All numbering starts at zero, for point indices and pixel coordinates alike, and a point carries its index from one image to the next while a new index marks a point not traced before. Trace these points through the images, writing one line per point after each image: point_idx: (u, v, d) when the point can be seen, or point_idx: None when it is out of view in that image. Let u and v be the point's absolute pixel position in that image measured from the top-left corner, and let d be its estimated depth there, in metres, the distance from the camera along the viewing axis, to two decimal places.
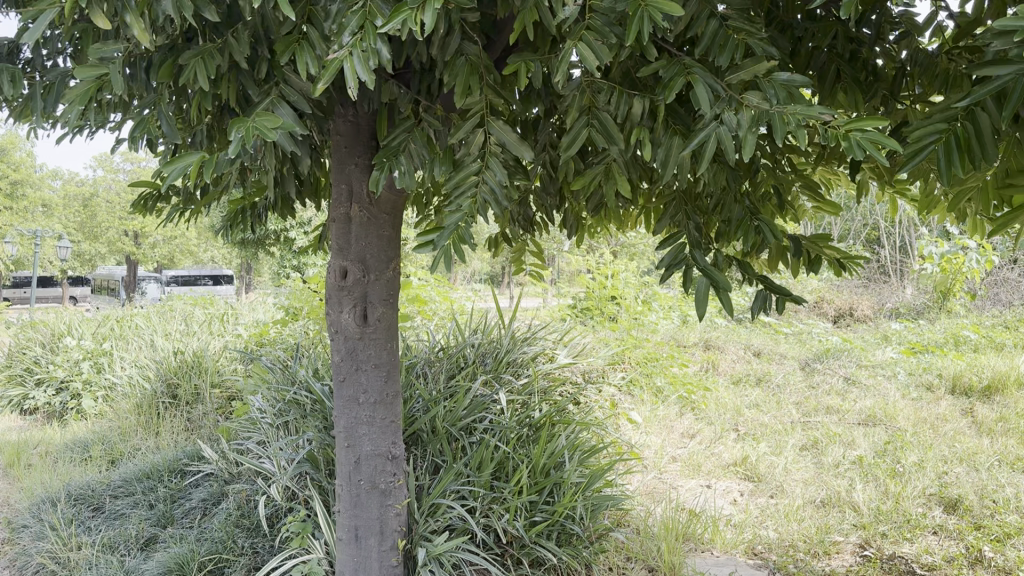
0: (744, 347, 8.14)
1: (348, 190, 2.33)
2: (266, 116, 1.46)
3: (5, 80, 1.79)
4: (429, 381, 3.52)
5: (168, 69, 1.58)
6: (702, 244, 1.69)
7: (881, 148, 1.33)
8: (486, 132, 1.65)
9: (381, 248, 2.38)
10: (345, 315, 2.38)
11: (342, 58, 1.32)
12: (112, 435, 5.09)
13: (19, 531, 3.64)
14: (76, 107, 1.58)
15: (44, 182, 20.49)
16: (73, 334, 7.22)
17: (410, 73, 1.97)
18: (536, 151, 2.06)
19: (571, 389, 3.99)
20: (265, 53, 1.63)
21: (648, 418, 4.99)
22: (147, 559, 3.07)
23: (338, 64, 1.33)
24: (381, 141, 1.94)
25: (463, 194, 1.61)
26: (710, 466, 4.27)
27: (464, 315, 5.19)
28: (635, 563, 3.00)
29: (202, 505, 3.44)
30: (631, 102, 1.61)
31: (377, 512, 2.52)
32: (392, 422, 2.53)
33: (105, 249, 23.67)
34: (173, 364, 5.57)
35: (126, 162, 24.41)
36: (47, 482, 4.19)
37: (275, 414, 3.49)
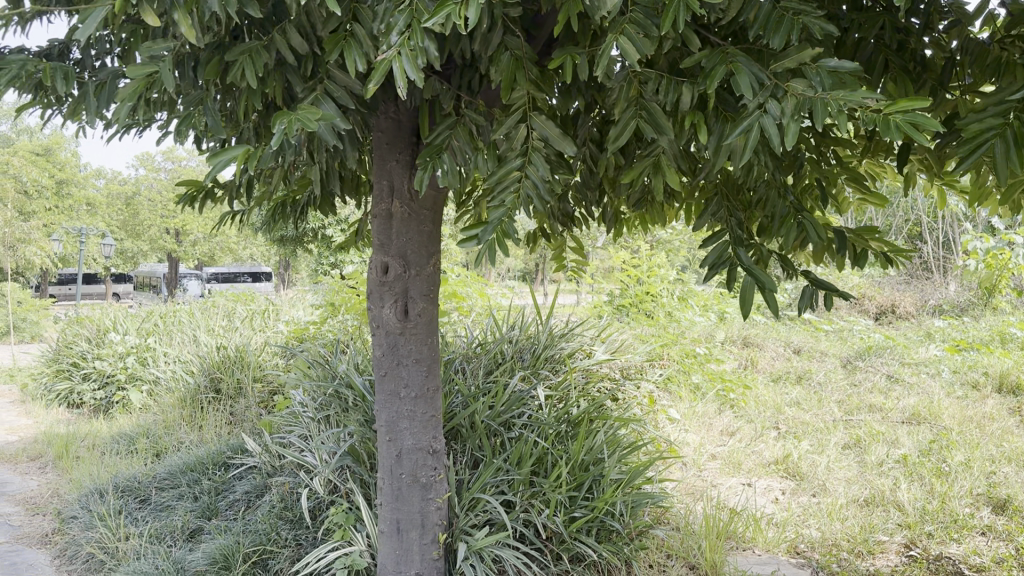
0: (784, 344, 8.05)
1: (389, 186, 2.35)
2: (312, 110, 1.48)
3: (60, 78, 1.84)
4: (467, 377, 3.54)
5: (217, 67, 1.61)
6: (746, 238, 1.68)
7: (920, 136, 1.28)
8: (529, 127, 1.65)
9: (422, 243, 2.40)
10: (386, 310, 2.40)
11: (390, 57, 1.34)
12: (157, 428, 5.20)
13: (68, 522, 3.74)
14: (126, 105, 1.61)
15: (87, 182, 20.98)
16: (118, 329, 7.38)
17: (452, 69, 1.98)
18: (577, 145, 2.06)
19: (609, 386, 3.98)
20: (311, 50, 1.65)
21: (687, 415, 4.96)
22: (192, 551, 3.12)
23: (386, 63, 1.35)
24: (424, 137, 1.95)
25: (506, 188, 1.62)
26: (751, 465, 4.23)
27: (501, 312, 5.19)
28: (676, 560, 2.98)
29: (246, 497, 3.50)
30: (676, 93, 1.60)
31: (419, 506, 2.53)
32: (433, 417, 2.54)
33: (147, 246, 24.14)
34: (216, 358, 5.66)
35: (167, 161, 24.87)
36: (95, 474, 4.29)
37: (317, 408, 3.53)
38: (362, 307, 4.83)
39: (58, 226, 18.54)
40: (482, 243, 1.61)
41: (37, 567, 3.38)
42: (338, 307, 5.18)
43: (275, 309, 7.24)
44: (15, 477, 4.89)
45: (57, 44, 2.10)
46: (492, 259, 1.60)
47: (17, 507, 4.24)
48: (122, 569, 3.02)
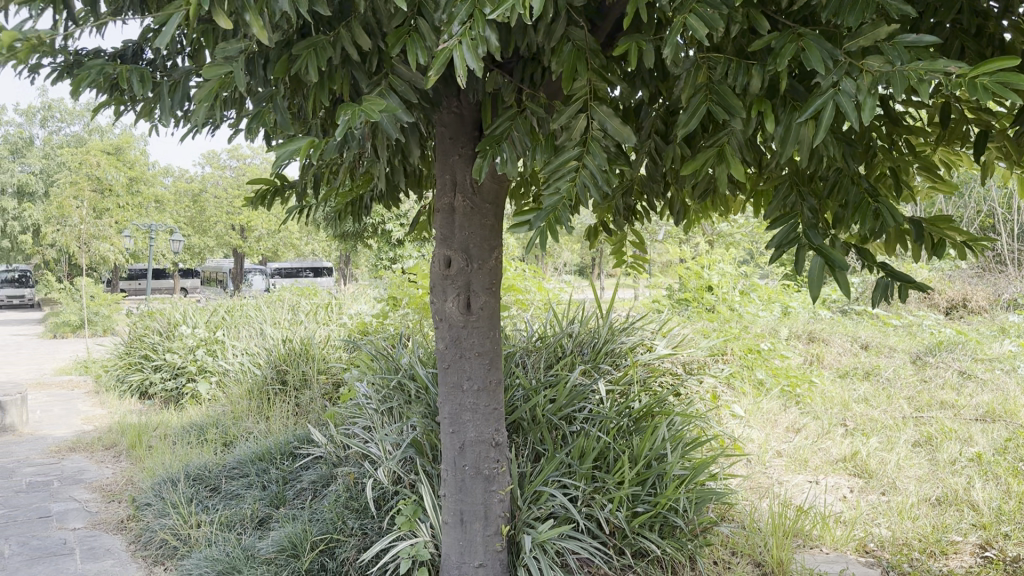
0: (851, 340, 7.88)
1: (452, 181, 2.37)
2: (376, 103, 1.50)
3: (136, 78, 1.89)
4: (528, 370, 3.55)
5: (284, 65, 1.63)
6: (815, 226, 1.64)
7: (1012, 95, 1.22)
8: (590, 118, 1.63)
9: (485, 237, 2.41)
10: (449, 303, 2.42)
11: (451, 47, 1.34)
12: (226, 418, 5.34)
13: (142, 508, 3.86)
14: (201, 105, 1.65)
15: (155, 180, 21.63)
16: (187, 323, 7.59)
17: (515, 61, 1.98)
18: (640, 137, 2.04)
19: (670, 380, 3.94)
20: (376, 46, 1.67)
21: (751, 411, 4.88)
22: (261, 538, 3.21)
23: (447, 52, 1.35)
24: (486, 130, 1.96)
25: (563, 176, 1.60)
26: (818, 462, 4.16)
27: (561, 306, 5.18)
28: (741, 558, 2.95)
29: (312, 487, 3.57)
30: (746, 77, 1.57)
31: (482, 497, 2.55)
32: (496, 409, 2.55)
33: (213, 242, 24.75)
34: (281, 351, 5.79)
35: (232, 159, 25.49)
36: (167, 463, 4.42)
37: (380, 400, 3.58)
38: (423, 301, 4.87)
39: (130, 222, 19.17)
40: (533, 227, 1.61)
41: (114, 552, 3.50)
42: (400, 301, 5.24)
43: (338, 303, 7.34)
44: (92, 465, 5.08)
45: (131, 44, 2.18)
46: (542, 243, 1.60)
47: (95, 494, 4.40)
48: (195, 555, 3.11)
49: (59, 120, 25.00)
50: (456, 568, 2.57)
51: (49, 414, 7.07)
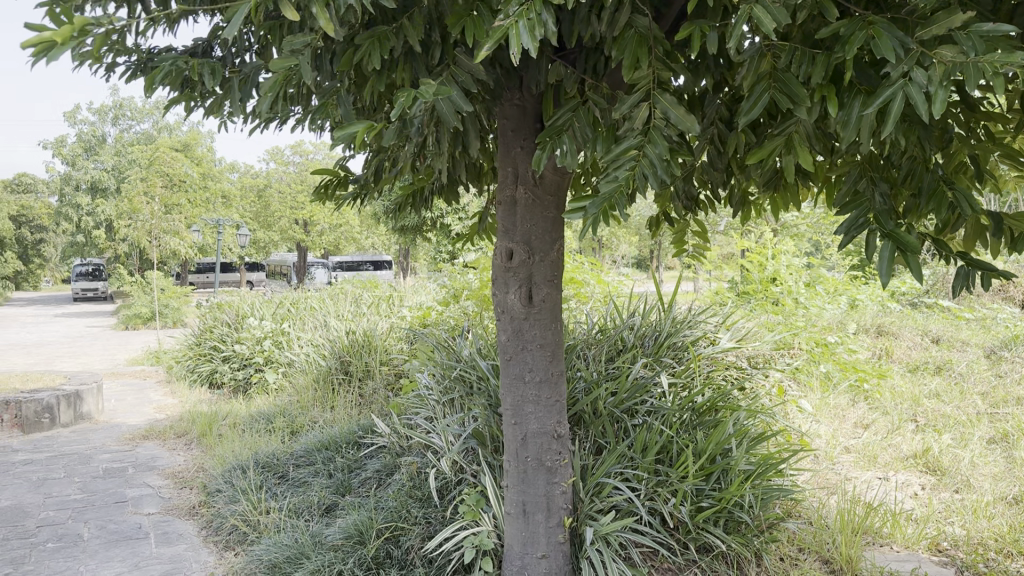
0: (921, 333, 7.67)
1: (513, 172, 2.37)
2: (432, 87, 1.50)
3: (207, 72, 1.94)
4: (589, 363, 3.54)
5: (349, 57, 1.65)
6: (886, 214, 1.59)
7: None
8: (652, 107, 1.60)
9: (546, 229, 2.40)
10: (511, 295, 2.43)
11: (507, 25, 1.33)
12: (292, 408, 5.45)
13: (213, 495, 3.98)
14: (265, 96, 1.67)
15: (222, 176, 22.19)
16: (254, 314, 7.77)
17: (576, 51, 1.97)
18: (704, 126, 2.02)
19: (735, 374, 3.88)
20: (437, 36, 1.68)
21: (818, 405, 4.79)
22: (329, 525, 3.27)
23: (502, 30, 1.34)
24: (547, 121, 1.96)
25: (622, 165, 1.59)
26: (887, 458, 4.06)
27: (622, 298, 5.15)
28: (809, 554, 2.91)
29: (376, 476, 3.63)
30: (813, 64, 1.53)
31: (544, 489, 2.55)
32: (558, 401, 2.54)
33: (278, 237, 25.25)
34: (345, 342, 5.87)
35: (295, 155, 26.02)
36: (237, 451, 4.53)
37: (441, 391, 3.62)
38: (483, 293, 4.88)
39: (198, 218, 19.68)
40: (589, 217, 1.61)
41: (186, 537, 3.61)
42: (460, 293, 5.26)
43: (399, 295, 7.39)
44: (165, 453, 5.25)
45: (201, 42, 2.24)
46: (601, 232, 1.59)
47: (168, 480, 4.55)
48: (265, 541, 3.19)
49: (130, 119, 25.77)
50: (519, 559, 2.58)
51: (123, 402, 7.33)
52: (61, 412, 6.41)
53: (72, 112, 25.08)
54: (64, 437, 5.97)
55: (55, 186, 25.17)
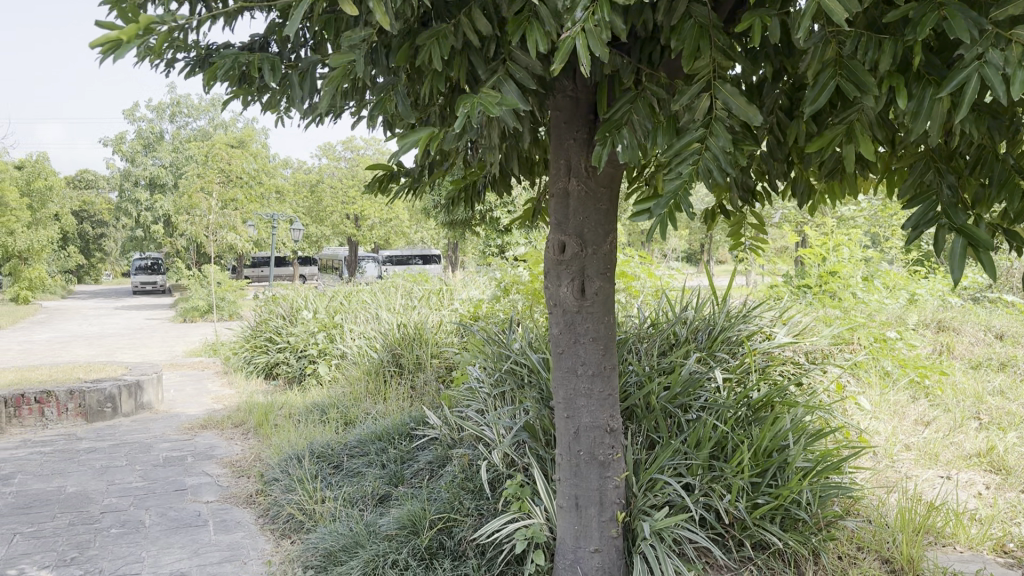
0: (985, 329, 7.45)
1: (566, 165, 2.36)
2: (494, 95, 1.53)
3: (266, 68, 1.96)
4: (642, 357, 3.52)
5: (406, 54, 1.66)
6: (956, 207, 1.55)
7: None
8: (714, 98, 1.58)
9: (600, 221, 2.39)
10: (563, 288, 2.42)
11: (575, 34, 1.32)
12: (346, 400, 5.52)
13: (270, 483, 4.05)
14: (324, 93, 1.68)
15: (276, 172, 22.54)
16: (308, 307, 7.89)
17: (632, 42, 1.95)
18: (763, 115, 1.98)
19: (792, 369, 3.80)
20: (493, 31, 1.68)
21: (877, 402, 4.68)
22: (383, 515, 3.31)
23: (570, 41, 1.35)
24: (603, 113, 1.94)
25: (685, 160, 1.57)
26: (950, 457, 3.95)
27: (674, 292, 5.09)
28: (868, 554, 2.85)
29: (429, 467, 3.66)
30: (879, 51, 1.50)
31: (597, 483, 2.54)
32: (611, 395, 2.53)
33: (330, 231, 25.57)
34: (397, 335, 5.92)
35: (346, 150, 26.32)
36: (292, 440, 4.61)
37: (493, 384, 3.62)
38: (533, 286, 4.87)
39: (254, 213, 20.01)
40: (655, 216, 1.59)
41: (244, 524, 3.68)
42: (510, 287, 5.25)
43: (449, 288, 7.40)
44: (222, 442, 5.36)
45: (258, 38, 2.26)
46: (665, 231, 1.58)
47: (226, 469, 4.65)
48: (321, 529, 3.24)
49: (186, 115, 26.33)
50: (572, 552, 2.58)
51: (182, 393, 7.51)
52: (123, 402, 6.59)
53: (132, 110, 25.66)
54: (126, 426, 6.14)
55: (115, 182, 25.81)
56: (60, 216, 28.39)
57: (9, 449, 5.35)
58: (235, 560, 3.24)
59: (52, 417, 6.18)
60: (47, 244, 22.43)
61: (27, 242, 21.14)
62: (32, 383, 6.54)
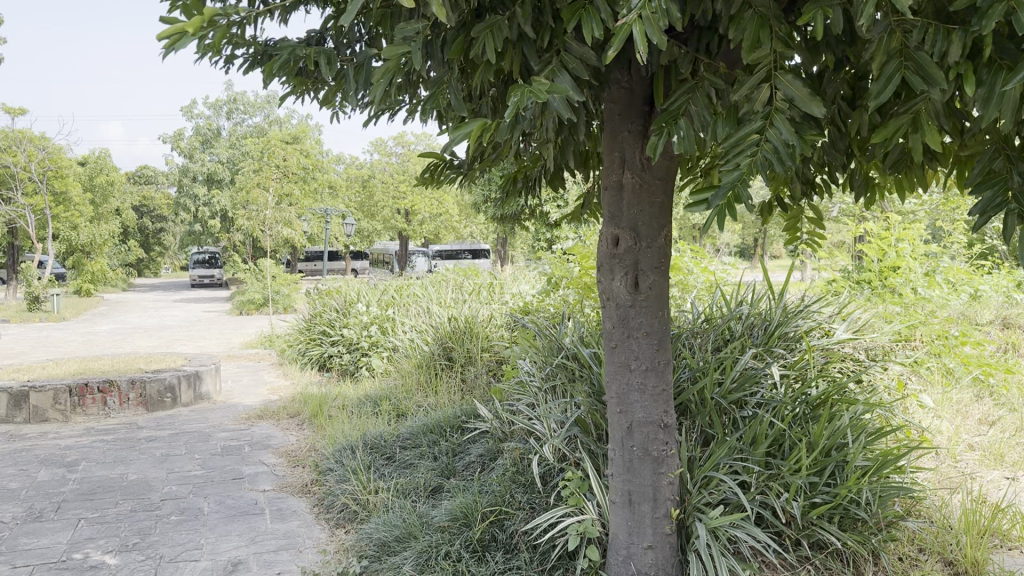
0: None
1: (620, 157, 2.35)
2: (545, 85, 1.51)
3: (323, 63, 1.99)
4: (696, 352, 3.48)
5: (460, 46, 1.67)
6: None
7: None
8: (774, 87, 1.56)
9: (654, 215, 2.36)
10: (617, 282, 2.40)
11: (630, 21, 1.32)
12: (398, 393, 5.58)
13: (325, 473, 4.12)
14: (380, 86, 1.70)
15: (328, 168, 22.81)
16: (361, 301, 7.97)
17: (690, 32, 1.93)
18: (825, 105, 1.94)
19: (852, 367, 3.71)
20: (548, 22, 1.67)
21: (940, 400, 4.56)
22: (435, 507, 3.34)
23: (627, 28, 1.32)
24: (660, 104, 1.93)
25: (744, 151, 1.54)
26: (1016, 458, 3.84)
27: (728, 287, 5.01)
28: (930, 555, 2.79)
29: (480, 460, 3.69)
30: (946, 42, 1.45)
31: (651, 479, 2.52)
32: (665, 390, 2.50)
33: (381, 226, 25.81)
34: (447, 329, 5.95)
35: (398, 145, 26.49)
36: (346, 431, 4.67)
37: (544, 378, 3.61)
38: (583, 281, 4.84)
39: (307, 208, 20.29)
40: (712, 208, 1.58)
41: (300, 513, 3.75)
42: (560, 281, 5.23)
43: (500, 282, 7.40)
44: (279, 432, 5.46)
45: (314, 33, 2.28)
46: (721, 224, 1.57)
47: (282, 459, 4.73)
48: (374, 520, 3.28)
49: (243, 112, 26.83)
50: (624, 548, 2.57)
51: (239, 384, 7.66)
52: (182, 392, 6.75)
53: (190, 107, 26.23)
54: (185, 415, 6.29)
55: (174, 178, 26.41)
56: (121, 211, 29.13)
57: (74, 436, 5.52)
58: (291, 549, 3.30)
59: (114, 405, 6.35)
60: (109, 237, 23.06)
61: (90, 236, 21.74)
62: (95, 373, 6.73)
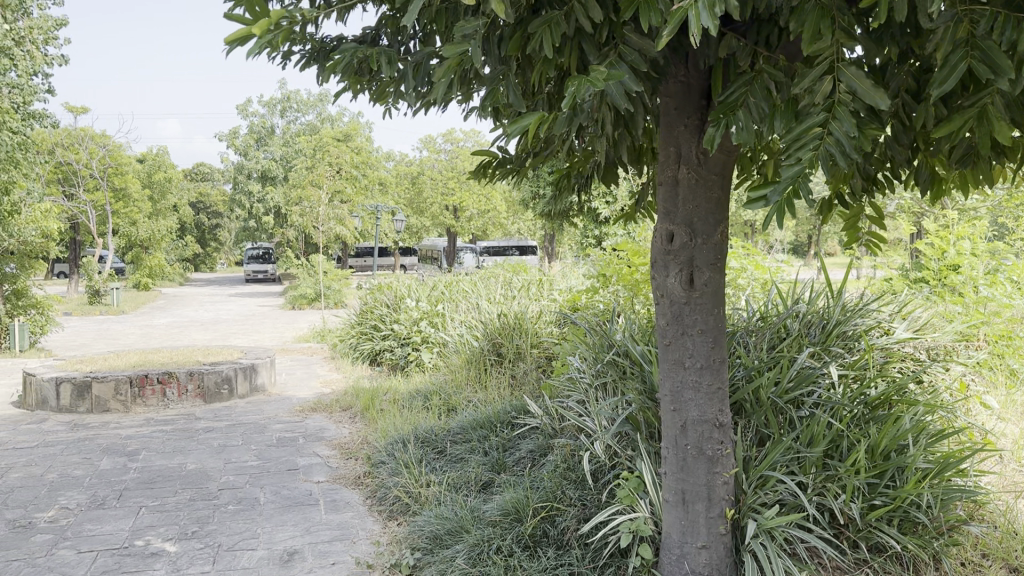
0: None
1: (676, 152, 2.33)
2: (604, 73, 1.52)
3: (382, 61, 2.01)
4: (751, 350, 3.44)
5: (518, 43, 1.67)
6: None
7: None
8: (836, 80, 1.53)
9: (710, 211, 2.34)
10: (671, 279, 2.39)
11: (687, 7, 1.31)
12: (448, 388, 5.61)
13: (377, 466, 4.17)
14: (439, 83, 1.71)
15: (379, 164, 22.99)
16: (411, 296, 8.03)
17: (749, 24, 1.90)
18: (888, 98, 1.90)
19: (912, 366, 3.62)
20: (606, 16, 1.67)
21: (1004, 402, 4.42)
22: (486, 501, 3.36)
23: (683, 11, 1.31)
24: (718, 98, 1.91)
25: (805, 145, 1.52)
26: None
27: (783, 284, 4.94)
28: (994, 561, 2.71)
29: (531, 456, 3.69)
30: (1017, 31, 1.41)
31: (705, 478, 2.49)
32: (721, 388, 2.47)
33: (430, 222, 25.96)
34: (497, 324, 5.96)
35: (447, 142, 26.60)
36: (398, 425, 4.71)
37: (594, 375, 3.59)
38: (634, 277, 4.81)
39: (358, 205, 20.49)
40: (770, 202, 1.57)
41: (353, 505, 3.80)
42: (611, 278, 5.21)
43: (549, 278, 7.39)
44: (332, 425, 5.54)
45: (370, 31, 2.31)
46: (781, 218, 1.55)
47: (335, 451, 4.80)
48: (426, 513, 3.31)
49: (296, 111, 27.27)
50: (678, 547, 2.55)
51: (292, 377, 7.78)
52: (238, 384, 6.89)
53: (245, 105, 26.72)
54: (241, 407, 6.42)
55: (229, 175, 26.95)
56: (178, 207, 29.80)
57: (134, 426, 5.66)
58: (345, 540, 3.34)
59: (173, 397, 6.50)
60: (167, 234, 23.63)
61: (149, 231, 22.29)
62: (155, 365, 6.90)
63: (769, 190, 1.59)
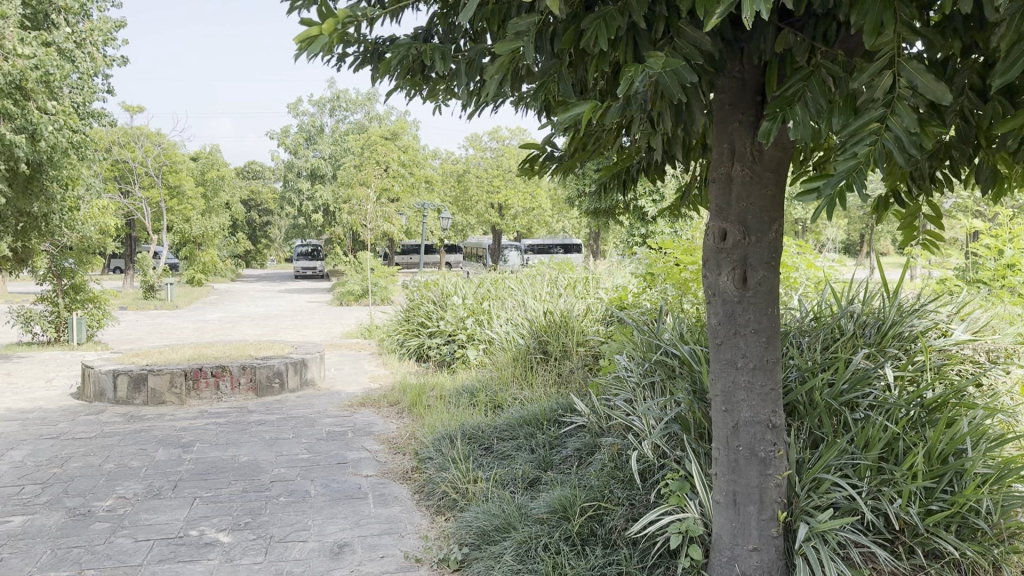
0: None
1: (730, 149, 2.31)
2: (660, 61, 1.51)
3: (437, 58, 2.02)
4: (804, 351, 3.39)
5: (571, 38, 1.67)
6: None
7: None
8: (896, 75, 1.50)
9: (765, 208, 2.31)
10: (724, 278, 2.37)
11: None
12: (494, 385, 5.64)
13: (425, 461, 4.20)
14: (494, 79, 1.71)
15: (425, 163, 23.13)
16: (458, 293, 8.07)
17: (807, 18, 1.88)
18: (952, 94, 1.86)
19: (971, 369, 3.54)
20: (661, 11, 1.66)
21: None
22: (533, 498, 3.37)
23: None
24: (773, 93, 1.89)
25: (861, 140, 1.49)
26: None
27: (836, 284, 4.85)
28: None
29: (577, 454, 3.69)
30: None
31: (757, 480, 2.46)
32: (773, 389, 2.44)
33: (475, 220, 26.06)
34: (543, 322, 5.96)
35: (493, 140, 26.65)
36: (445, 421, 4.74)
37: (642, 373, 3.57)
38: (683, 276, 4.76)
39: (405, 203, 20.64)
40: (823, 196, 1.55)
41: (401, 499, 3.84)
42: (658, 276, 5.18)
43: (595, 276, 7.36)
44: (380, 420, 5.60)
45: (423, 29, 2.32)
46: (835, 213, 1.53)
47: (383, 446, 4.85)
48: (474, 508, 3.33)
49: (344, 109, 27.56)
50: (728, 549, 2.53)
51: (341, 372, 7.89)
52: (289, 378, 7.00)
53: (295, 104, 27.07)
54: (291, 401, 6.52)
55: (279, 172, 27.37)
56: (229, 203, 30.36)
57: (189, 418, 5.79)
58: (393, 533, 3.38)
59: (226, 390, 6.62)
60: (219, 230, 24.10)
61: (202, 227, 22.75)
62: (208, 358, 7.04)
63: (823, 183, 1.57)
